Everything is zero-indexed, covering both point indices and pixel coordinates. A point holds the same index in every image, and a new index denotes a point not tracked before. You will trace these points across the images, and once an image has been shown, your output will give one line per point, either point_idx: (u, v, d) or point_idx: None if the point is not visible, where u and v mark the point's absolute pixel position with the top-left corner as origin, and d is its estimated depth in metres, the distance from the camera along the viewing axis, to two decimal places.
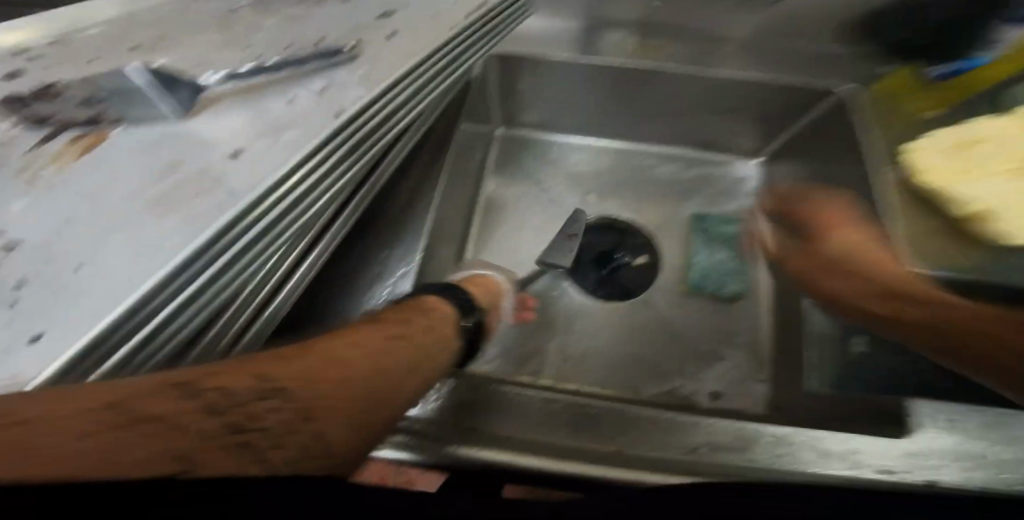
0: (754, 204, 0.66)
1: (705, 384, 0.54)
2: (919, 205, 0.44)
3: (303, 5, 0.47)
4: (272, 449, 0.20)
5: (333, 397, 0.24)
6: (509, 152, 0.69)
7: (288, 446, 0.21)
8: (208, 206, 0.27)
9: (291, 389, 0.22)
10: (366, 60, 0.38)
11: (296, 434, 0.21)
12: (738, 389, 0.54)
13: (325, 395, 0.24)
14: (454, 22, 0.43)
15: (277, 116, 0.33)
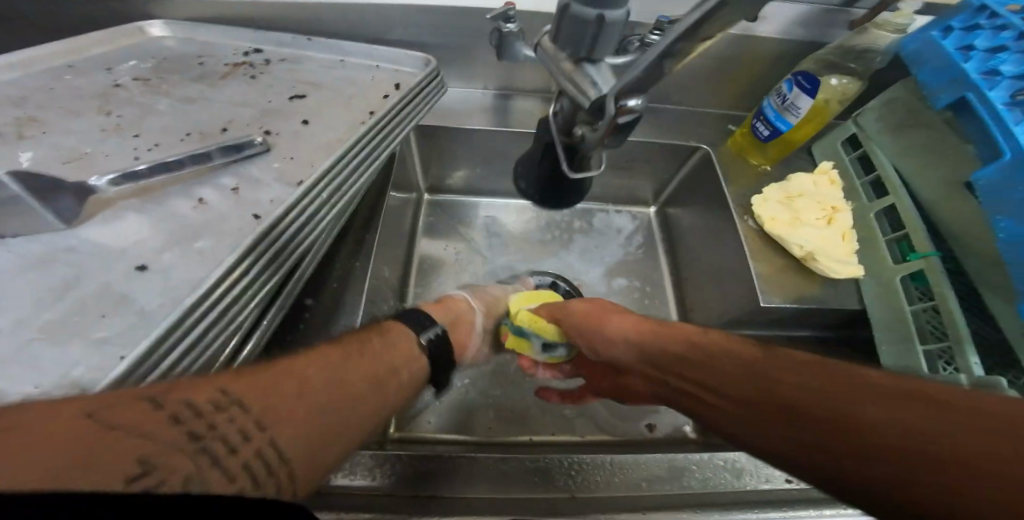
0: (657, 248, 0.75)
1: (637, 423, 0.62)
2: (771, 244, 0.52)
3: (208, 90, 0.46)
4: (224, 457, 0.23)
5: (281, 408, 0.26)
6: (435, 214, 0.75)
7: (237, 456, 0.23)
8: (111, 333, 0.26)
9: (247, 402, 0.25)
10: (284, 150, 0.38)
11: (246, 443, 0.24)
12: (666, 419, 0.63)
13: (273, 411, 0.26)
14: (371, 108, 0.46)
15: (187, 219, 0.31)
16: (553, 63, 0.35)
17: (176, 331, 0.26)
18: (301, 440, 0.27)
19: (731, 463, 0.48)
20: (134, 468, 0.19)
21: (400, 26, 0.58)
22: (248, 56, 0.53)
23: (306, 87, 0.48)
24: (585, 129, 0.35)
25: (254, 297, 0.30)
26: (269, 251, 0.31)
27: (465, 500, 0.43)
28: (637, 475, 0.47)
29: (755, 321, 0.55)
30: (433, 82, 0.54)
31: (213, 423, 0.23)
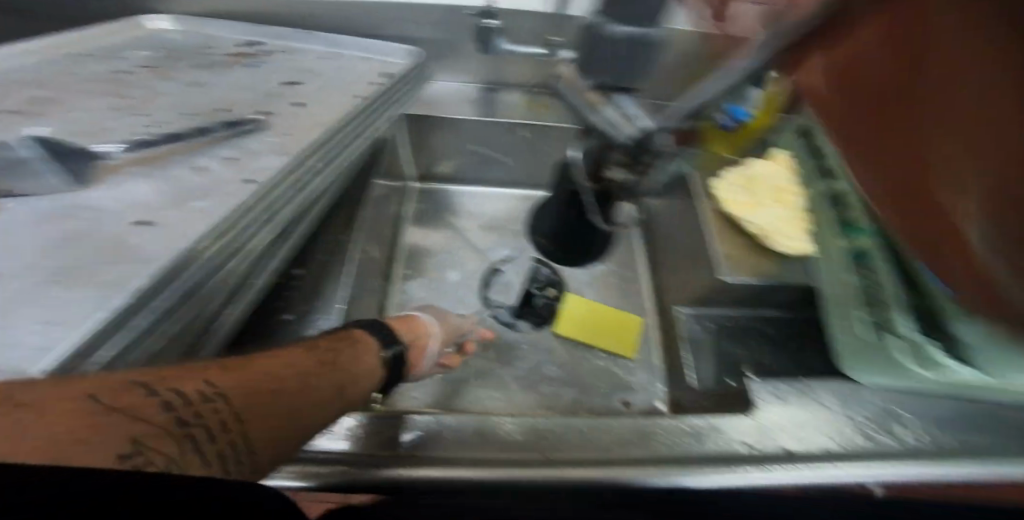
0: (636, 234, 0.78)
1: (615, 397, 0.63)
2: (733, 225, 0.58)
3: (211, 76, 0.50)
4: (202, 446, 0.26)
5: (262, 406, 0.30)
6: (424, 201, 0.79)
7: (213, 445, 0.27)
8: (117, 275, 0.29)
9: (230, 395, 0.29)
10: (281, 127, 0.42)
11: (222, 437, 0.27)
12: (642, 394, 0.64)
13: (256, 404, 0.30)
14: (360, 93, 0.50)
15: (191, 183, 0.35)
16: (576, 98, 0.39)
17: (174, 271, 0.29)
18: (263, 433, 0.30)
19: (695, 427, 0.48)
20: (123, 451, 0.22)
21: (393, 23, 0.62)
22: (249, 47, 0.57)
23: (301, 75, 0.52)
24: (616, 171, 0.39)
25: (243, 249, 0.34)
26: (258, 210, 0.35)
27: (432, 461, 0.45)
28: (606, 436, 0.48)
29: (719, 297, 0.59)
30: (420, 73, 0.58)
31: (195, 415, 0.26)
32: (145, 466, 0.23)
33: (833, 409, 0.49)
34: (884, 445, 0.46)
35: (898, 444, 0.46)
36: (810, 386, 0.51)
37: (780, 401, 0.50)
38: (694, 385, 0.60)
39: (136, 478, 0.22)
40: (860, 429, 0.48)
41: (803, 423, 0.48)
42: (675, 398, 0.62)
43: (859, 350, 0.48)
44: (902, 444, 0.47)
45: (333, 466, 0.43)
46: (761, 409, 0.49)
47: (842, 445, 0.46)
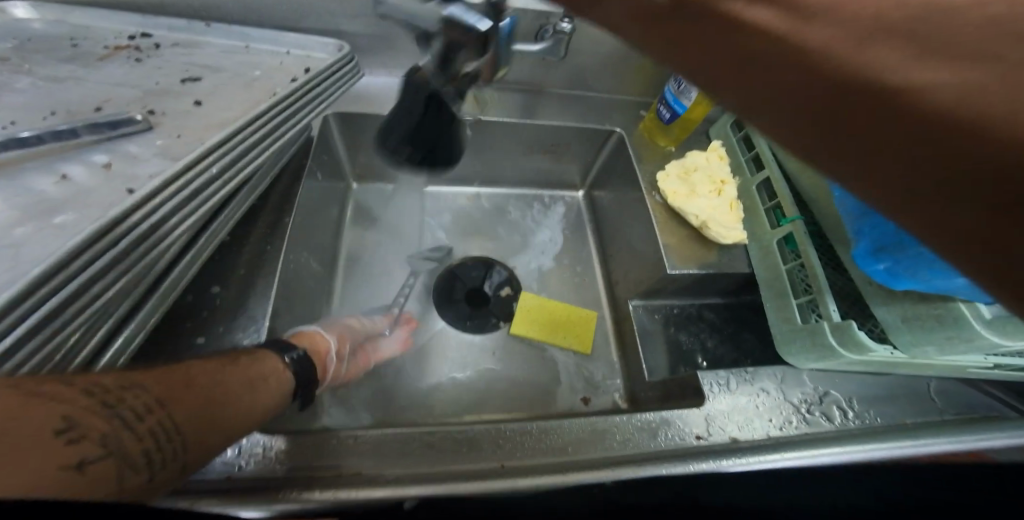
0: (587, 228, 0.78)
1: (572, 396, 0.62)
2: (675, 216, 0.58)
3: (82, 71, 0.43)
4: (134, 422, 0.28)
5: (182, 394, 0.31)
6: (365, 202, 0.74)
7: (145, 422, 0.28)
8: None
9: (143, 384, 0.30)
10: (169, 128, 0.37)
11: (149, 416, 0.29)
12: (599, 391, 0.63)
13: (173, 393, 0.31)
14: (273, 89, 0.45)
15: (46, 195, 0.29)
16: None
17: (22, 299, 0.24)
18: (193, 416, 0.31)
19: (646, 423, 0.48)
20: (55, 427, 0.24)
21: (312, 14, 0.56)
22: (134, 40, 0.50)
23: (200, 70, 0.46)
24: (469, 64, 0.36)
25: (116, 270, 0.29)
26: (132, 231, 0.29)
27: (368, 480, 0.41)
28: (562, 440, 0.46)
29: (668, 287, 0.59)
30: (348, 66, 0.54)
31: (120, 399, 0.28)
32: (83, 439, 0.25)
33: (772, 393, 0.50)
34: (816, 426, 0.48)
35: (830, 423, 0.49)
36: (752, 371, 0.52)
37: (726, 389, 0.50)
38: (648, 377, 0.60)
39: (76, 446, 0.24)
40: (796, 411, 0.49)
41: (747, 409, 0.49)
42: (630, 391, 0.62)
43: (791, 335, 0.49)
44: (832, 423, 0.49)
45: (259, 492, 0.39)
46: (709, 399, 0.49)
47: (781, 428, 0.48)
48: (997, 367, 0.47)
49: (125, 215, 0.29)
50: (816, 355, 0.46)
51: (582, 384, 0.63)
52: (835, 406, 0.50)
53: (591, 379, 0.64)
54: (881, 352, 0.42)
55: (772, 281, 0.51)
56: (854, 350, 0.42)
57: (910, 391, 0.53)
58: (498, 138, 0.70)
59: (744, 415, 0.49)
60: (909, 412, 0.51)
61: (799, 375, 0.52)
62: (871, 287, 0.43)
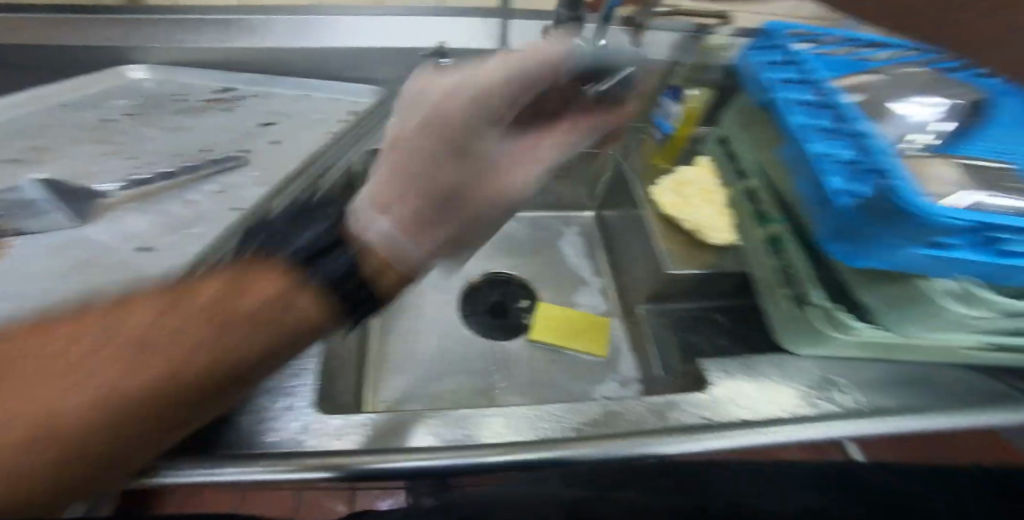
0: (598, 244, 0.85)
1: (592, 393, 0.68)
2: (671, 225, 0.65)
3: (190, 121, 0.54)
4: None
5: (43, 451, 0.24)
6: None
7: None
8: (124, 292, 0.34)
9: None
10: (259, 163, 0.47)
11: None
12: (617, 389, 0.68)
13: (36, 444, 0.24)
14: (330, 129, 0.55)
15: (181, 216, 0.40)
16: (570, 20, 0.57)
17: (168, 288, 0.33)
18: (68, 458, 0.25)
19: (656, 406, 0.53)
20: None
21: (354, 67, 0.67)
22: (223, 94, 0.62)
23: (275, 116, 0.57)
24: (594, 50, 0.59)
25: None
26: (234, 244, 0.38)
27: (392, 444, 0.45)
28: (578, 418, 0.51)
29: (673, 290, 0.65)
30: (383, 108, 0.64)
31: None
32: None
33: (776, 379, 0.55)
34: (824, 407, 0.52)
35: (837, 405, 0.52)
36: (754, 361, 0.57)
37: (729, 376, 0.55)
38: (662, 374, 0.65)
39: None
40: (801, 395, 0.54)
41: (752, 393, 0.54)
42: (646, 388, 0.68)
43: (786, 323, 0.54)
44: (841, 404, 0.53)
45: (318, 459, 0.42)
46: (713, 385, 0.54)
47: (788, 410, 0.52)
48: (1001, 350, 0.50)
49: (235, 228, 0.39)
50: (811, 336, 0.51)
51: (600, 381, 0.69)
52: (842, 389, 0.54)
53: (609, 377, 0.69)
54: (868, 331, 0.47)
55: (763, 275, 0.57)
56: (840, 328, 0.47)
57: (929, 378, 0.55)
58: None
59: (750, 399, 0.53)
60: (933, 396, 0.52)
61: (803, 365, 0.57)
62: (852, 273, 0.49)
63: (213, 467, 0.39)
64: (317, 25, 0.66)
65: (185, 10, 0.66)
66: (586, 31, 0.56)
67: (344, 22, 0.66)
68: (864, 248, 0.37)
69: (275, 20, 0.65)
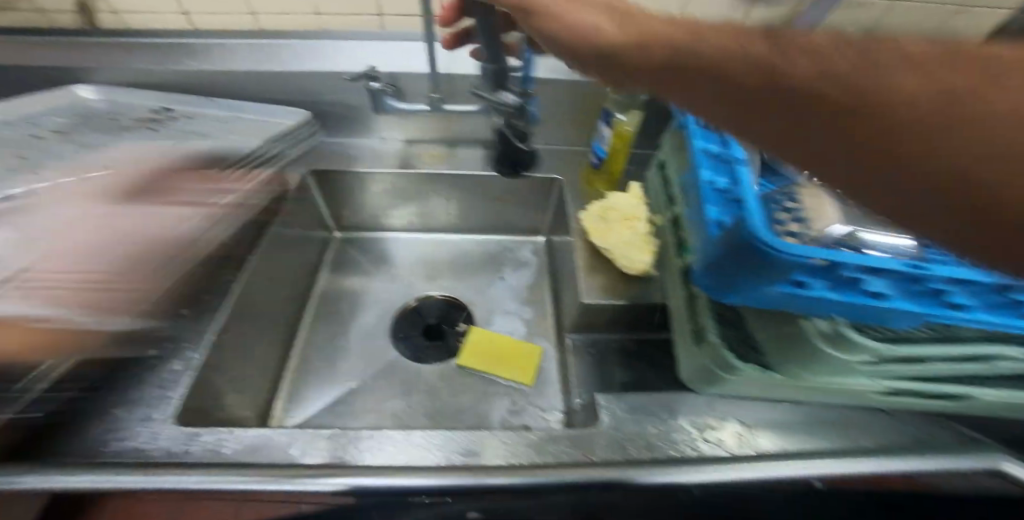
0: (543, 269, 0.84)
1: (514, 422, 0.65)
2: (594, 253, 0.64)
3: (110, 139, 0.56)
4: None
5: None
6: (344, 251, 0.84)
7: None
8: None
9: None
10: (155, 182, 0.48)
11: None
12: (541, 420, 0.65)
13: None
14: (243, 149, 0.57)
15: (49, 230, 0.40)
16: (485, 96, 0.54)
17: None
18: None
19: (534, 440, 0.44)
20: None
21: (290, 89, 0.70)
22: (157, 114, 0.64)
23: (194, 136, 0.59)
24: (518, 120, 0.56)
25: None
26: None
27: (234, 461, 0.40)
28: None
29: (596, 318, 0.63)
30: (307, 130, 0.65)
31: None
32: None
33: (672, 415, 0.47)
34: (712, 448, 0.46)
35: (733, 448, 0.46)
36: (653, 393, 0.49)
37: (621, 411, 0.47)
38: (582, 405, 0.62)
39: None
40: (696, 434, 0.46)
41: (642, 430, 0.46)
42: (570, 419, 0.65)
43: (687, 360, 0.52)
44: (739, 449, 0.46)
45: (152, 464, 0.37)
46: (602, 420, 0.47)
47: (680, 450, 0.45)
48: (927, 396, 0.45)
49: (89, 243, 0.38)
50: (708, 377, 0.48)
51: (525, 408, 0.67)
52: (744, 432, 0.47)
53: (535, 406, 0.67)
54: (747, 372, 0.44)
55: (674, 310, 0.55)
56: (724, 368, 0.45)
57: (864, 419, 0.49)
58: (454, 189, 0.80)
59: (640, 438, 0.45)
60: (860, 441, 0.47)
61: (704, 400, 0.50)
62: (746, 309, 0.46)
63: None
64: (258, 50, 0.70)
65: (140, 36, 0.71)
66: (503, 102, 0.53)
67: (284, 49, 0.70)
68: (727, 285, 0.36)
69: (219, 46, 0.70)
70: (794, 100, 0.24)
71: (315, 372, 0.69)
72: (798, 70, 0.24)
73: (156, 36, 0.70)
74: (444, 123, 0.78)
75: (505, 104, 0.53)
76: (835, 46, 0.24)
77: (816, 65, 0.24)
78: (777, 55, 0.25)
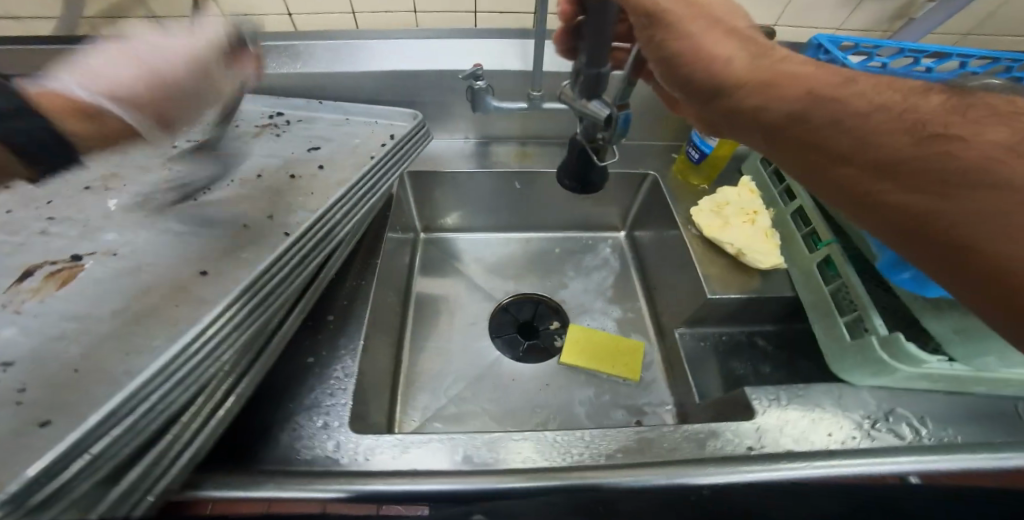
0: (629, 264, 0.85)
1: (626, 417, 0.67)
2: (712, 247, 0.64)
3: (243, 146, 0.58)
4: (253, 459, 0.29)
5: None
6: (433, 249, 0.85)
7: None
8: (179, 314, 0.36)
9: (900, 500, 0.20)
10: (307, 188, 0.50)
11: None
12: (651, 415, 0.67)
13: None
14: (371, 153, 0.58)
15: (234, 240, 0.42)
16: (574, 103, 0.48)
17: (220, 311, 0.35)
18: None
19: (693, 434, 0.50)
20: None
21: (391, 90, 0.71)
22: (273, 119, 0.65)
23: (318, 141, 0.60)
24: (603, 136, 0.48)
25: (272, 291, 0.39)
26: (282, 263, 0.41)
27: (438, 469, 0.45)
28: (611, 446, 0.49)
29: (711, 315, 0.64)
30: (420, 132, 0.66)
31: None
32: None
33: (828, 409, 0.51)
34: (886, 442, 0.48)
35: (898, 439, 0.48)
36: (804, 389, 0.53)
37: (776, 405, 0.51)
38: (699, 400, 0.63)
39: None
40: (859, 427, 0.49)
41: (802, 423, 0.50)
42: (682, 413, 0.66)
43: (842, 352, 0.52)
44: (903, 439, 0.49)
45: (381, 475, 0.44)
46: (758, 413, 0.51)
47: (843, 442, 0.48)
48: None
49: (278, 254, 0.40)
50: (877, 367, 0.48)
51: (633, 403, 0.68)
52: (905, 424, 0.50)
53: (643, 401, 0.68)
54: (939, 364, 0.43)
55: (815, 302, 0.56)
56: (907, 363, 0.44)
57: (995, 412, 0.51)
58: (543, 187, 0.80)
59: (800, 431, 0.50)
60: (995, 432, 0.50)
61: (859, 393, 0.52)
62: (919, 301, 0.46)
63: (274, 487, 0.42)
64: (355, 50, 0.69)
65: None
66: (593, 112, 0.46)
67: (380, 47, 0.70)
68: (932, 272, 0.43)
69: (319, 46, 0.70)
70: (907, 185, 0.29)
71: (426, 368, 0.71)
72: (923, 110, 0.31)
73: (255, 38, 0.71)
74: (535, 120, 0.78)
75: (598, 115, 0.46)
76: (946, 104, 0.31)
77: (967, 122, 0.29)
78: (898, 98, 0.32)
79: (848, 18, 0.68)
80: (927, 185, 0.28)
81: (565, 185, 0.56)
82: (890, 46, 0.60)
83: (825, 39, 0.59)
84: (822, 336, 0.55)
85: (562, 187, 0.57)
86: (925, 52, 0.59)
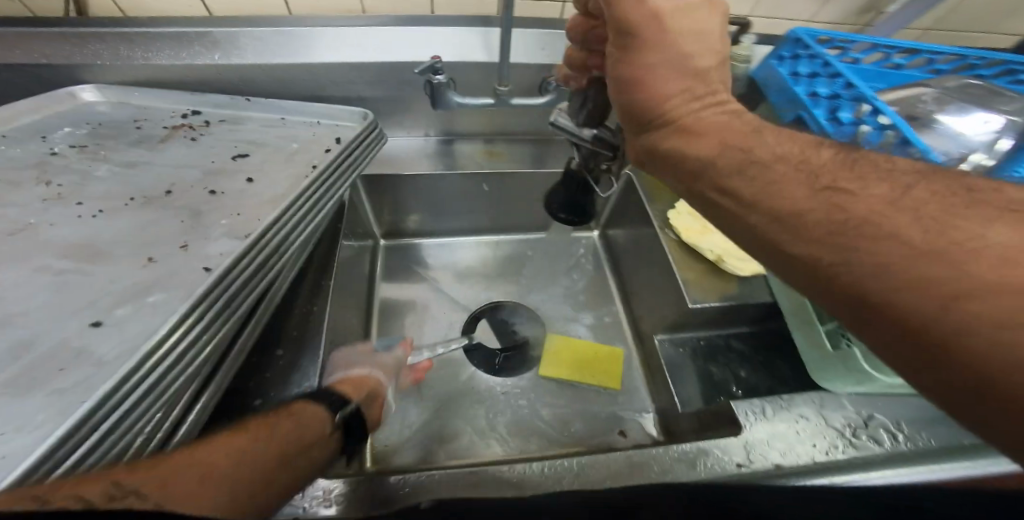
0: (604, 265, 0.81)
1: (609, 433, 0.63)
2: (689, 251, 0.60)
3: (148, 154, 0.48)
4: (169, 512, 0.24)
5: None
6: (392, 259, 0.78)
7: None
8: (67, 383, 0.28)
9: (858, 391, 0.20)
10: (231, 206, 0.41)
11: None
12: (634, 427, 0.63)
13: None
14: (312, 160, 0.49)
15: (138, 277, 0.34)
16: (573, 132, 0.43)
17: (136, 367, 0.28)
18: None
19: (683, 454, 0.46)
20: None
21: (335, 84, 0.62)
22: (187, 119, 0.55)
23: (247, 146, 0.51)
24: (607, 163, 0.45)
25: (205, 337, 0.32)
26: (213, 305, 0.33)
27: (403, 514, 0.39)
28: (599, 475, 0.45)
29: (691, 322, 0.61)
30: (374, 133, 0.58)
31: None
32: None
33: (812, 419, 0.48)
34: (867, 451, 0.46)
35: (878, 448, 0.46)
36: (788, 398, 0.50)
37: (762, 416, 0.48)
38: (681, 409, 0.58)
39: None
40: (840, 436, 0.47)
41: (787, 435, 0.47)
42: (665, 425, 0.63)
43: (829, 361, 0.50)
44: (882, 447, 0.46)
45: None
46: (746, 427, 0.47)
47: (827, 453, 0.46)
48: None
49: (203, 292, 0.32)
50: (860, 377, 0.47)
51: (616, 416, 0.64)
52: (882, 430, 0.47)
53: (626, 412, 0.65)
54: None
55: (796, 308, 0.54)
56: None
57: None
58: (511, 188, 0.74)
59: (786, 442, 0.47)
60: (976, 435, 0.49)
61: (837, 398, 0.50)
62: None
63: None
64: (290, 39, 0.60)
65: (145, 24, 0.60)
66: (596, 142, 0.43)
67: (321, 36, 0.61)
68: None
69: (246, 33, 0.60)
70: (857, 258, 0.22)
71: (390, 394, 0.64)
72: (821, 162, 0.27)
73: (167, 23, 0.60)
74: (500, 117, 0.72)
75: (608, 142, 0.42)
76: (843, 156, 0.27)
77: (857, 177, 0.25)
78: (797, 148, 0.28)
79: (819, 10, 0.66)
80: (872, 247, 0.22)
81: (559, 217, 0.50)
82: (863, 42, 0.59)
83: (804, 33, 0.57)
84: (803, 345, 0.54)
85: (557, 220, 0.51)
86: (898, 48, 0.58)
